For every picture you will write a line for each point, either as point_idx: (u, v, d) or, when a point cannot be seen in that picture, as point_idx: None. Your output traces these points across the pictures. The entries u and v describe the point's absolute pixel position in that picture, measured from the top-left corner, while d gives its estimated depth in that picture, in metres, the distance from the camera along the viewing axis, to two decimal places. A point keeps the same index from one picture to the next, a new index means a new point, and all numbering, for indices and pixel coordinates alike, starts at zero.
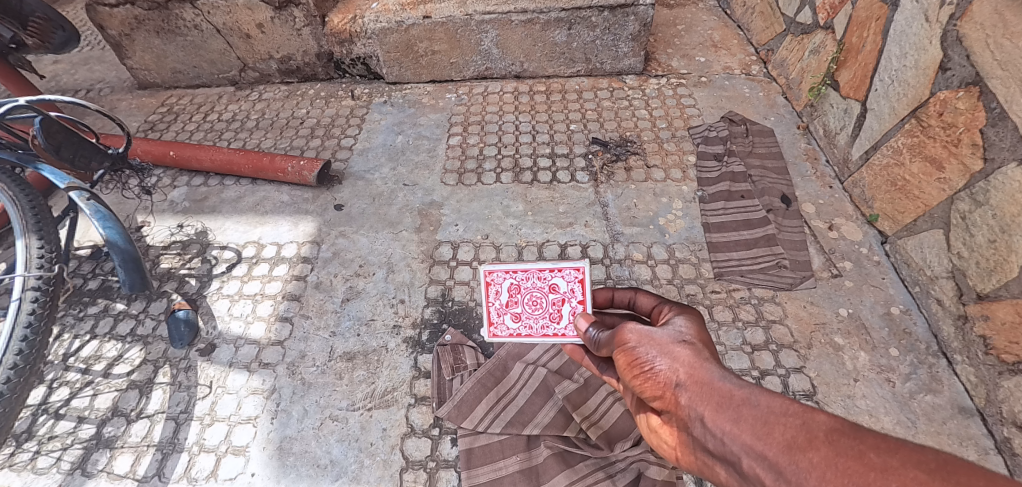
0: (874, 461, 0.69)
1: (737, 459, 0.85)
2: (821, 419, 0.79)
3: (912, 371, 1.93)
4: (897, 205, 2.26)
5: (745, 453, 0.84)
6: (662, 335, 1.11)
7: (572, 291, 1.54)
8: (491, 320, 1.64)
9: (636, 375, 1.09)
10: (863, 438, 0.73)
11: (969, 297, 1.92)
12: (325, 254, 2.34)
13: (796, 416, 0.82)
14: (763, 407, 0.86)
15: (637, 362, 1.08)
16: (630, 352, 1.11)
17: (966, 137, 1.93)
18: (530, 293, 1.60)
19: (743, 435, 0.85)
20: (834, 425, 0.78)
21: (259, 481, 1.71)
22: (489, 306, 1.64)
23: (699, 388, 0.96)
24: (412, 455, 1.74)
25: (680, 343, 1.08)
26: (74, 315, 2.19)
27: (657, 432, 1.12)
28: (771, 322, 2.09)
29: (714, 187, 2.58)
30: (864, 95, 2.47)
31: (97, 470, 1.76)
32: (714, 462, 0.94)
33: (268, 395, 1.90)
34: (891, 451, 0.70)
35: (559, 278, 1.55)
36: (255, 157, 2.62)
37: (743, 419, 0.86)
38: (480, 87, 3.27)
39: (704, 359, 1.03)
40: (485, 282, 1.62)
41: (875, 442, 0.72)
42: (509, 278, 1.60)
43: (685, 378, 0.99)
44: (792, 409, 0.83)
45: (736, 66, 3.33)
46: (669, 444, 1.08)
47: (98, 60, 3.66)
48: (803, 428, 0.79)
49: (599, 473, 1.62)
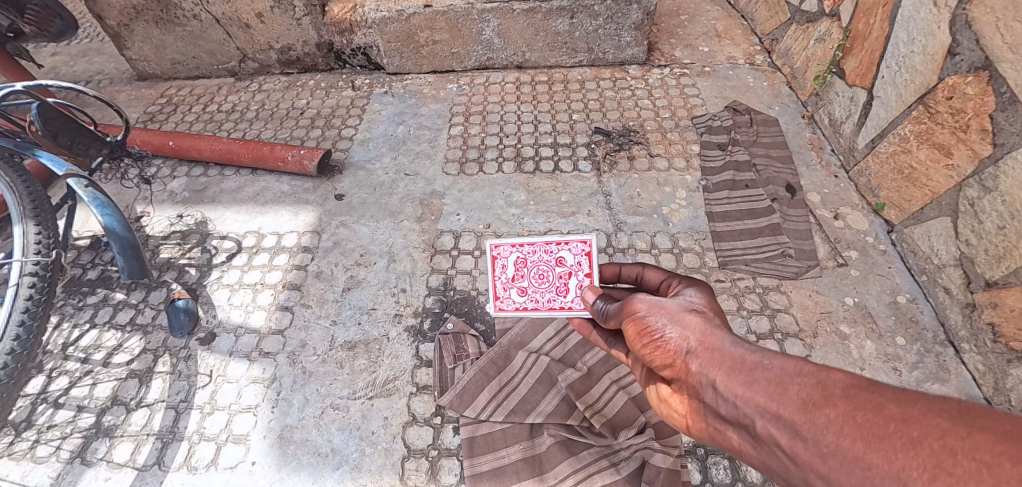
0: (894, 412, 0.68)
1: (750, 422, 0.84)
2: (837, 376, 0.77)
3: (919, 360, 1.91)
4: (904, 193, 2.23)
5: (760, 415, 0.82)
6: (672, 304, 1.10)
7: (579, 264, 1.55)
8: (496, 294, 1.63)
9: (646, 343, 1.08)
10: (882, 390, 0.72)
11: (977, 285, 1.90)
12: (326, 244, 2.32)
13: (812, 375, 0.80)
14: (777, 369, 0.85)
15: (647, 331, 1.07)
16: (640, 321, 1.09)
17: (975, 122, 1.90)
18: (536, 267, 1.60)
19: (757, 397, 0.84)
20: (851, 380, 0.76)
21: (260, 469, 1.70)
22: (495, 280, 1.64)
23: (711, 354, 0.96)
24: (414, 443, 1.73)
25: (690, 311, 1.07)
26: (74, 305, 2.17)
27: (667, 402, 1.10)
28: (776, 311, 2.07)
29: (719, 176, 2.56)
30: (870, 83, 2.44)
31: (96, 459, 1.75)
32: (725, 427, 0.92)
33: (268, 384, 1.89)
34: (911, 402, 0.68)
35: (566, 250, 1.56)
36: (255, 147, 2.60)
37: (757, 382, 0.85)
38: (482, 77, 3.23)
39: (716, 326, 1.02)
40: (491, 256, 1.64)
41: (894, 393, 0.70)
42: (516, 252, 1.62)
43: (696, 344, 0.99)
44: (806, 368, 0.82)
45: (740, 56, 3.29)
46: (679, 412, 1.06)
47: (97, 52, 3.64)
48: (818, 386, 0.78)
49: (603, 461, 1.61)
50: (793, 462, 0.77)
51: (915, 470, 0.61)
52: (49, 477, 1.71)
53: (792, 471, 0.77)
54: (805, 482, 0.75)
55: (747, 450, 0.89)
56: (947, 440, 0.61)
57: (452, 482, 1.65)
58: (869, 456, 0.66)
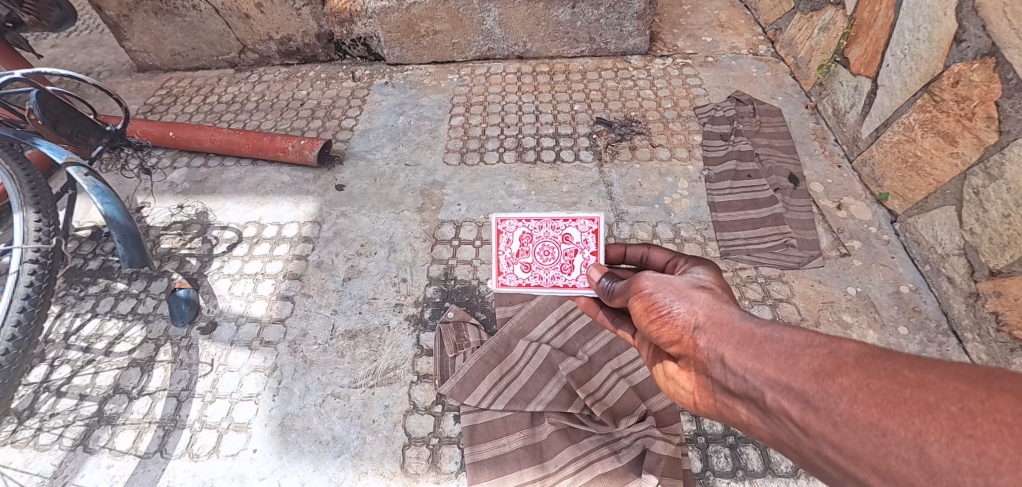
0: (909, 378, 0.67)
1: (760, 394, 0.84)
2: (849, 345, 0.76)
3: (921, 349, 1.90)
4: (908, 183, 2.21)
5: (769, 386, 0.82)
6: (680, 282, 1.10)
7: (585, 242, 1.55)
8: (500, 269, 1.61)
9: (653, 320, 1.07)
10: (896, 357, 0.70)
11: (981, 274, 1.89)
12: (327, 234, 2.32)
13: (823, 346, 0.80)
14: (787, 341, 0.85)
15: (654, 307, 1.07)
16: (647, 297, 1.09)
17: (981, 110, 1.88)
18: (542, 243, 1.59)
19: (767, 369, 0.83)
20: (864, 350, 0.75)
21: (261, 457, 1.70)
22: (500, 255, 1.62)
23: (719, 329, 0.95)
24: (414, 432, 1.73)
25: (697, 289, 1.06)
26: (75, 295, 2.18)
27: (675, 379, 1.09)
28: (778, 301, 2.06)
29: (721, 166, 2.54)
30: (875, 72, 2.42)
31: (98, 446, 1.76)
32: (734, 401, 0.92)
33: (269, 373, 1.89)
34: (927, 367, 0.67)
35: (573, 228, 1.56)
36: (255, 137, 2.59)
37: (767, 355, 0.85)
38: (483, 68, 3.21)
39: (724, 303, 1.02)
40: (497, 230, 1.62)
41: (909, 360, 0.69)
42: (522, 227, 1.61)
43: (704, 320, 0.99)
44: (817, 339, 0.81)
45: (743, 46, 3.27)
46: (686, 389, 1.05)
47: (97, 44, 3.62)
48: (830, 356, 0.77)
49: (603, 449, 1.61)
50: (804, 433, 0.76)
51: (934, 434, 0.60)
52: (51, 465, 1.72)
53: (803, 442, 0.77)
54: (816, 453, 0.74)
55: (756, 424, 0.88)
56: (966, 403, 0.60)
57: (453, 469, 1.65)
58: (884, 422, 0.65)
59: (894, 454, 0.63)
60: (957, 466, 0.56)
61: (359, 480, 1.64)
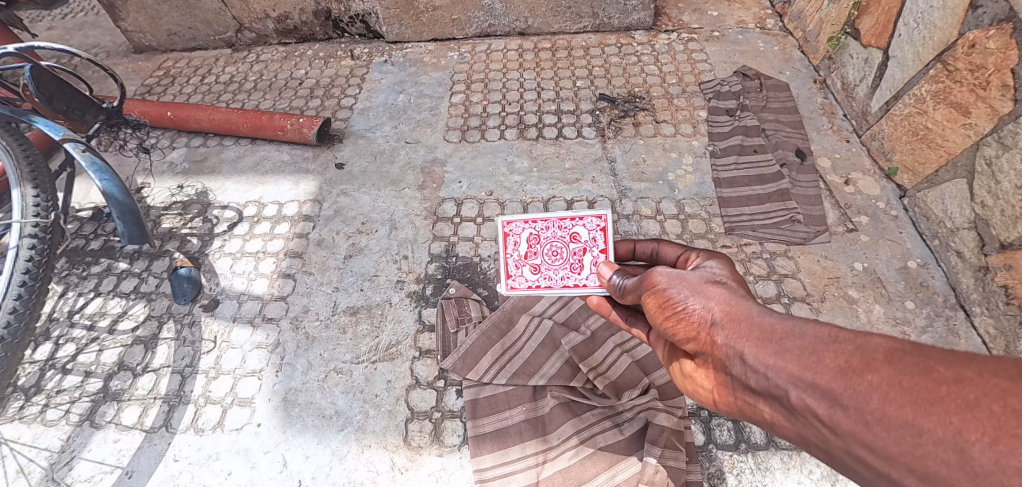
0: (944, 374, 0.65)
1: (783, 393, 0.82)
2: (877, 341, 0.74)
3: (928, 323, 1.88)
4: (918, 156, 2.17)
5: (793, 385, 0.80)
6: (694, 276, 1.07)
7: (594, 240, 1.52)
8: (509, 273, 1.59)
9: (668, 316, 1.05)
10: (928, 353, 0.68)
11: (992, 247, 1.85)
12: (327, 212, 2.30)
13: (848, 342, 0.78)
14: (810, 337, 0.83)
15: (668, 303, 1.05)
16: (661, 293, 1.07)
17: (996, 78, 1.83)
18: (550, 243, 1.56)
19: (789, 367, 0.81)
20: (893, 345, 0.73)
21: (265, 431, 1.71)
22: (508, 258, 1.60)
23: (738, 325, 0.93)
24: (417, 406, 1.74)
25: (712, 283, 1.04)
26: (78, 274, 2.18)
27: (692, 377, 1.08)
28: (783, 276, 2.04)
29: (726, 141, 2.50)
30: (886, 43, 2.36)
31: (105, 422, 1.77)
32: (755, 399, 0.90)
33: (272, 349, 1.90)
34: (962, 362, 0.65)
35: (580, 226, 1.53)
36: (254, 116, 2.56)
37: (789, 352, 0.83)
38: (483, 44, 3.15)
39: (741, 298, 0.99)
40: (503, 233, 1.60)
41: (942, 355, 0.67)
42: (528, 228, 1.58)
43: (722, 316, 0.97)
44: (842, 335, 0.79)
45: (750, 20, 3.18)
46: (705, 387, 1.04)
47: (92, 25, 3.57)
48: (857, 352, 0.75)
49: (606, 422, 1.63)
50: (833, 432, 0.74)
51: (974, 433, 0.58)
52: (59, 439, 1.74)
53: (832, 441, 0.75)
54: (847, 453, 0.73)
55: (780, 422, 0.87)
56: (1007, 400, 0.58)
57: (456, 442, 1.66)
58: (920, 421, 0.63)
59: (932, 454, 0.61)
60: (1002, 467, 0.55)
61: (363, 453, 1.65)
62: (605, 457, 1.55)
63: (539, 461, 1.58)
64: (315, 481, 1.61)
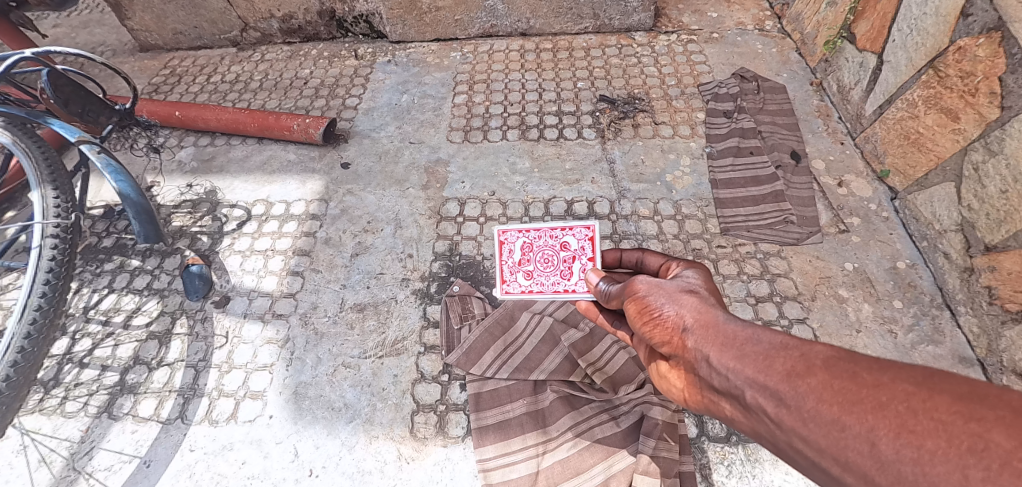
0: (866, 379, 0.72)
1: (740, 392, 0.89)
2: (819, 348, 0.81)
3: (915, 322, 1.95)
4: (909, 159, 2.23)
5: (748, 385, 0.87)
6: (672, 285, 1.15)
7: (583, 249, 1.60)
8: (503, 278, 1.65)
9: (646, 321, 1.13)
10: (858, 359, 0.76)
11: (977, 249, 1.92)
12: (334, 211, 2.36)
13: (796, 349, 0.85)
14: (765, 343, 0.90)
15: (647, 309, 1.13)
16: (641, 300, 1.15)
17: (985, 85, 1.89)
18: (542, 251, 1.63)
19: (746, 369, 0.88)
20: (831, 352, 0.80)
21: (277, 422, 1.79)
22: (502, 264, 1.66)
23: (705, 330, 1.00)
24: (423, 399, 1.82)
25: (687, 292, 1.11)
26: (92, 271, 2.24)
27: (667, 377, 1.15)
28: (776, 276, 2.11)
29: (724, 143, 2.55)
30: (881, 47, 2.41)
31: (122, 413, 1.85)
32: (718, 398, 0.97)
33: (282, 344, 1.97)
34: (883, 369, 0.72)
35: (570, 236, 1.60)
36: (261, 116, 2.61)
37: (746, 356, 0.90)
38: (485, 45, 3.20)
39: (711, 306, 1.06)
40: (498, 241, 1.66)
41: (869, 363, 0.75)
42: (522, 237, 1.64)
43: (692, 322, 1.03)
44: (791, 342, 0.86)
45: (748, 22, 3.23)
46: (678, 386, 1.11)
47: (98, 23, 3.61)
48: (801, 358, 0.82)
49: (603, 415, 1.71)
50: (779, 427, 0.81)
51: (883, 429, 0.66)
52: (79, 430, 1.82)
53: (778, 435, 0.82)
54: (789, 445, 0.80)
55: (739, 418, 0.93)
56: (910, 402, 0.66)
57: (460, 434, 1.74)
58: (844, 418, 0.70)
59: (851, 447, 0.69)
60: (901, 457, 0.63)
61: (371, 444, 1.73)
62: (602, 448, 1.63)
63: (539, 451, 1.65)
64: (326, 470, 1.69)
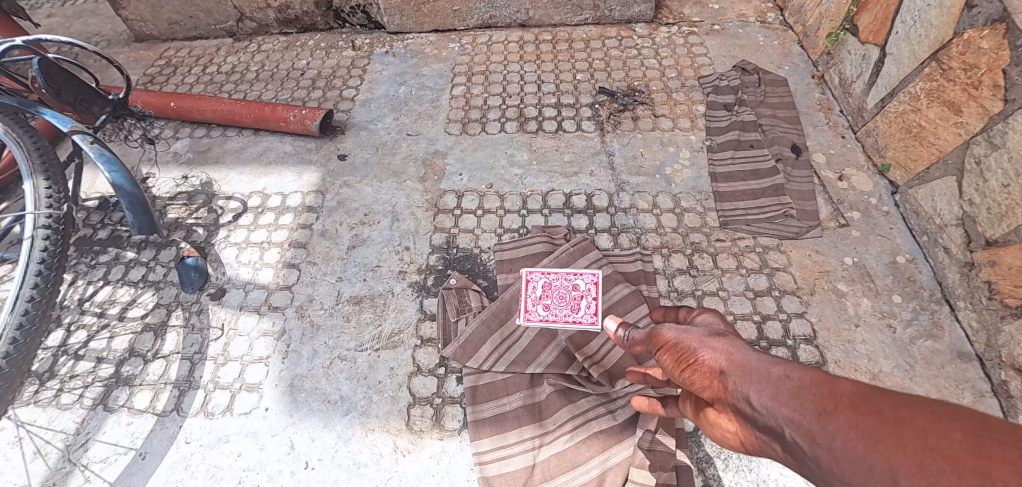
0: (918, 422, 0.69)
1: (781, 433, 0.84)
2: (855, 387, 0.80)
3: (914, 317, 1.94)
4: (911, 153, 2.21)
5: (789, 426, 0.82)
6: (700, 331, 1.13)
7: (591, 290, 1.90)
8: (525, 308, 1.89)
9: (682, 368, 1.09)
10: (903, 402, 0.73)
11: (977, 243, 1.90)
12: (331, 203, 2.35)
13: (837, 389, 0.81)
14: (802, 380, 0.87)
15: (681, 357, 1.10)
16: (673, 348, 1.13)
17: (988, 78, 1.86)
18: (559, 290, 1.91)
19: (784, 408, 0.84)
20: (873, 392, 0.77)
21: (273, 415, 1.78)
22: (525, 297, 1.91)
23: (740, 370, 0.96)
24: (419, 392, 1.81)
25: (717, 335, 1.09)
26: (87, 263, 2.23)
27: (712, 427, 1.07)
28: (775, 270, 2.10)
29: (724, 136, 2.53)
30: (884, 39, 2.38)
31: (117, 405, 1.84)
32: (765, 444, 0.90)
33: (278, 337, 1.96)
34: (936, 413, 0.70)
35: (582, 278, 1.92)
36: (257, 107, 2.59)
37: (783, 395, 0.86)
38: (484, 36, 3.16)
39: (744, 347, 1.03)
40: (524, 280, 1.94)
41: (919, 406, 0.72)
42: (544, 277, 1.93)
43: (726, 361, 1.00)
44: (830, 382, 0.83)
45: (750, 14, 3.19)
46: (725, 435, 1.03)
47: (93, 13, 3.56)
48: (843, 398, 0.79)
49: (600, 408, 1.71)
50: (826, 471, 0.76)
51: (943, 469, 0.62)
52: (74, 422, 1.81)
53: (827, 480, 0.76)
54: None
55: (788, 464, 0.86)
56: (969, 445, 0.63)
57: (456, 427, 1.73)
58: (897, 459, 0.66)
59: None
60: None
61: (367, 436, 1.73)
62: (599, 441, 1.64)
63: (535, 444, 1.66)
64: (321, 462, 1.69)
